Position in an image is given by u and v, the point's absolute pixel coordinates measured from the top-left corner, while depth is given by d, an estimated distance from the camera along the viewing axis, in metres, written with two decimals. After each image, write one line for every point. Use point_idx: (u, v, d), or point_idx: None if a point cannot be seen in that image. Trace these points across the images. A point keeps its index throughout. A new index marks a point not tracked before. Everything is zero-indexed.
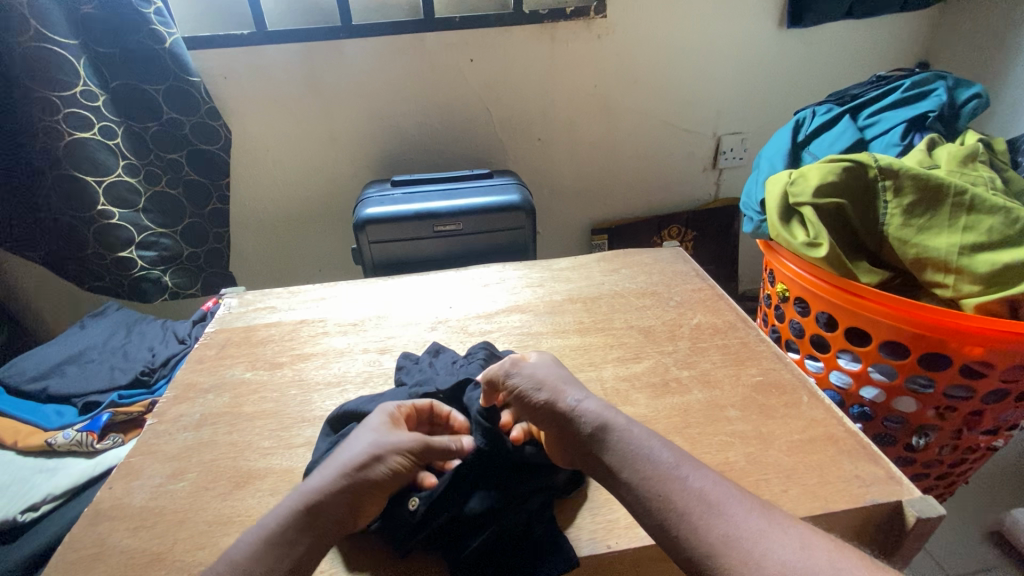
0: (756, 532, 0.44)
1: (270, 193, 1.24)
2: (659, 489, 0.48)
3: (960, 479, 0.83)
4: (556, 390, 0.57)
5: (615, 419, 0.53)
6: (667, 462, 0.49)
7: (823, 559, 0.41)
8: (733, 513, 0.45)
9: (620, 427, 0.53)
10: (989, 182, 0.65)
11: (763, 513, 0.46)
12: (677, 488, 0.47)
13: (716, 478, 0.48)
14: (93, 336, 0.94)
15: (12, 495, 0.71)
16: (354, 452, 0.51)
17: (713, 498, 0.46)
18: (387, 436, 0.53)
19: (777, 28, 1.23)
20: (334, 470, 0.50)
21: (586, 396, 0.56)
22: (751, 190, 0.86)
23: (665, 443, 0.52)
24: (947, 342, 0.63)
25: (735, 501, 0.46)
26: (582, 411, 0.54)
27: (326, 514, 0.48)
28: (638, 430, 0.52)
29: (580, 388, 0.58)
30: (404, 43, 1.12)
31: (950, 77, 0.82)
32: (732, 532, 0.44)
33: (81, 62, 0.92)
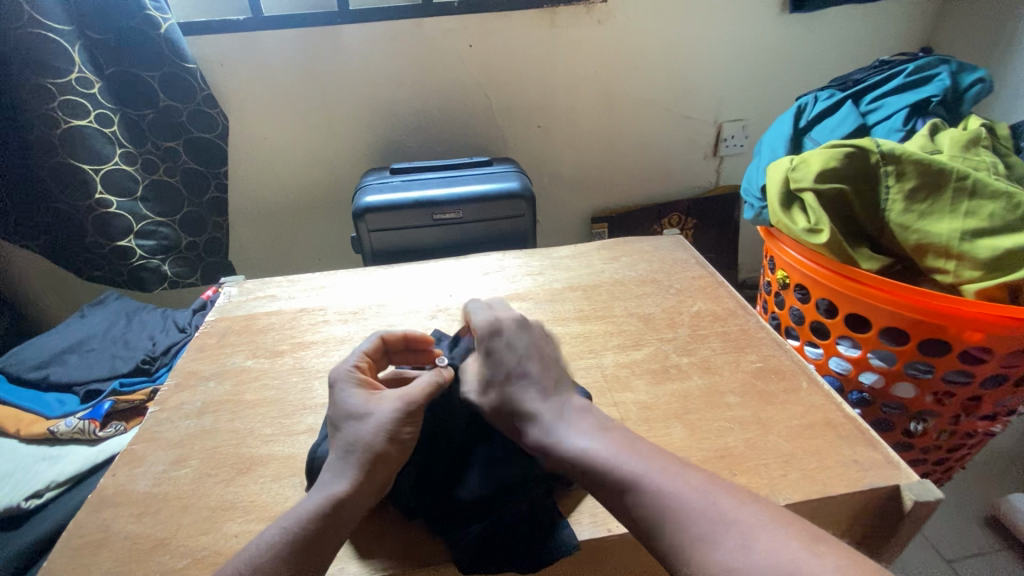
0: (696, 535, 0.44)
1: (269, 181, 1.24)
2: (614, 504, 0.49)
3: (958, 465, 0.84)
4: (508, 409, 0.57)
5: (561, 438, 0.53)
6: (617, 473, 0.49)
7: (762, 557, 0.41)
8: (679, 517, 0.45)
9: (565, 445, 0.52)
10: (991, 167, 0.65)
11: (707, 509, 0.45)
12: (631, 502, 0.48)
13: (665, 478, 0.48)
14: (93, 325, 0.95)
15: (16, 482, 0.72)
16: (362, 442, 0.53)
17: (661, 506, 0.46)
18: (379, 409, 0.55)
19: (780, 13, 1.22)
20: (354, 464, 0.52)
21: (534, 413, 0.56)
22: (753, 176, 0.85)
23: (618, 446, 0.51)
24: (946, 327, 0.64)
25: (680, 501, 0.46)
26: (531, 435, 0.54)
27: (349, 509, 0.51)
28: (593, 439, 0.52)
29: (530, 395, 0.57)
30: (403, 28, 1.11)
31: (954, 61, 0.82)
32: (679, 539, 0.45)
33: (75, 49, 0.91)
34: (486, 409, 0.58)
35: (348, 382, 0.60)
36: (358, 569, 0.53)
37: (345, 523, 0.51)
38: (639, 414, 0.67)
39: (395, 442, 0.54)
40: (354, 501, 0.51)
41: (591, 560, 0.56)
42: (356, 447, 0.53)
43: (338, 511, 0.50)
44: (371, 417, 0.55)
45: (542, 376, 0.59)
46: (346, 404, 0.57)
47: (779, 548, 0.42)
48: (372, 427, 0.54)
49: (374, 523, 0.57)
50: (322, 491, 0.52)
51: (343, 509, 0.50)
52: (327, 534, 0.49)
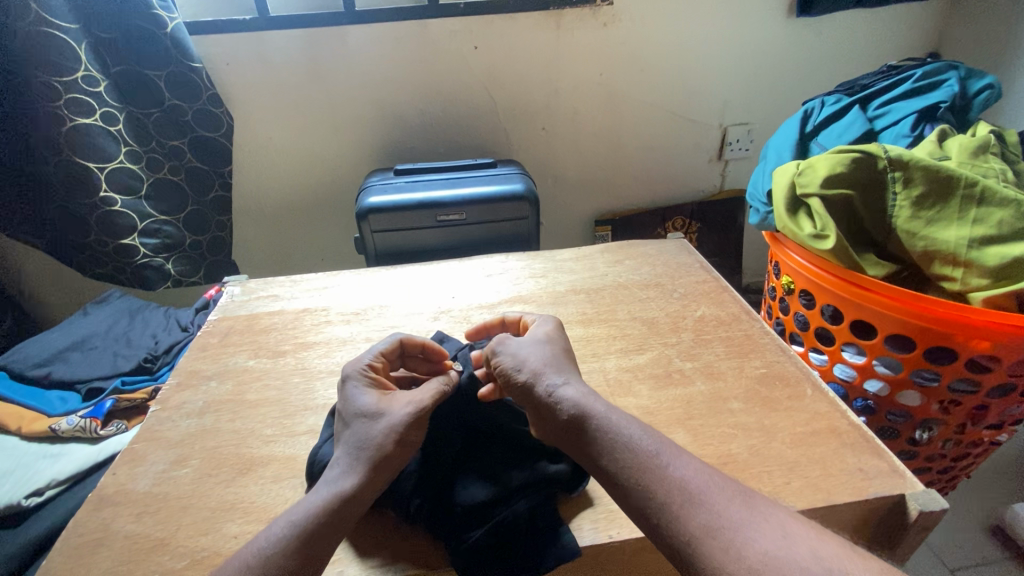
0: (737, 521, 0.44)
1: (272, 181, 1.24)
2: (635, 476, 0.49)
3: (962, 474, 0.83)
4: (541, 374, 0.58)
5: (594, 408, 0.54)
6: (649, 450, 0.50)
7: (804, 546, 0.42)
8: (717, 502, 0.46)
9: (597, 414, 0.53)
10: (1000, 174, 0.65)
11: (744, 501, 0.46)
12: (657, 476, 0.48)
13: (698, 467, 0.49)
14: (96, 323, 0.95)
15: (16, 480, 0.72)
16: (373, 441, 0.54)
17: (695, 489, 0.47)
18: (392, 411, 0.56)
19: (786, 17, 1.21)
20: (364, 463, 0.52)
21: (568, 385, 0.57)
22: (758, 181, 0.85)
23: (648, 431, 0.53)
24: (953, 335, 0.63)
25: (718, 491, 0.47)
26: (561, 399, 0.55)
27: (355, 505, 0.51)
28: (616, 417, 0.53)
29: (564, 372, 0.59)
30: (408, 29, 1.11)
31: (962, 67, 0.81)
32: (714, 522, 0.44)
33: (82, 47, 0.92)
34: (514, 371, 0.59)
35: (362, 382, 0.60)
36: (358, 571, 0.53)
37: (352, 518, 0.51)
38: (642, 419, 0.66)
39: (404, 444, 0.54)
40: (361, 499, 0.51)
41: (592, 566, 0.56)
42: (366, 445, 0.53)
43: (347, 507, 0.50)
44: (382, 419, 0.55)
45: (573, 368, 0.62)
46: (358, 403, 0.57)
47: (816, 543, 0.42)
48: (382, 428, 0.54)
49: (373, 526, 0.56)
50: (329, 487, 0.51)
51: (352, 506, 0.51)
52: (335, 531, 0.49)
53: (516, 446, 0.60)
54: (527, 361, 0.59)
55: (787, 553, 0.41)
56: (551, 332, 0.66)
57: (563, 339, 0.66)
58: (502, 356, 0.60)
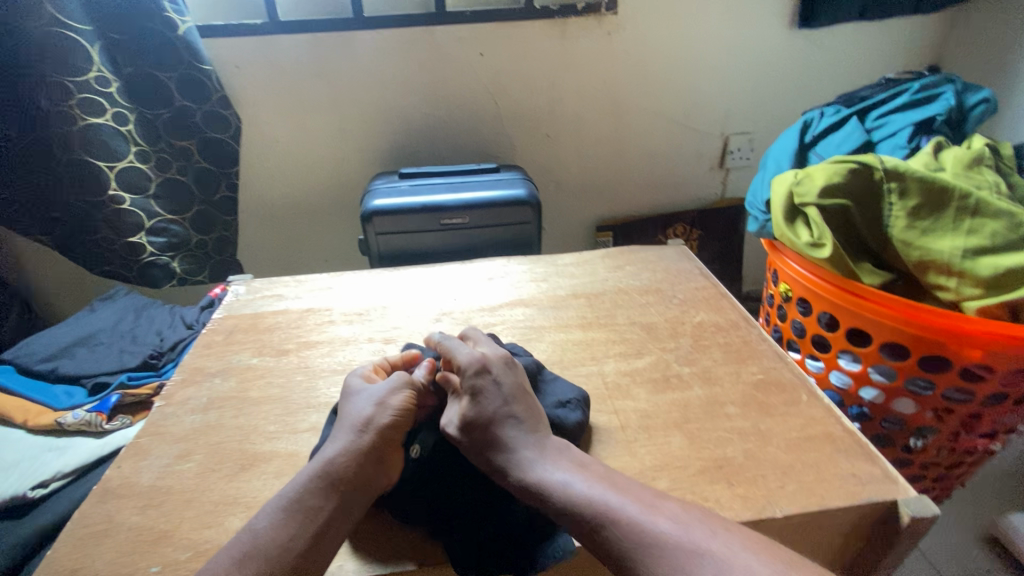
0: (675, 566, 0.45)
1: (278, 182, 1.25)
2: (587, 543, 0.50)
3: (957, 482, 0.83)
4: (484, 453, 0.57)
5: (535, 479, 0.54)
6: (590, 511, 0.50)
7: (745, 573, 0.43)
8: (659, 553, 0.46)
9: (542, 485, 0.53)
10: (993, 186, 0.66)
11: (685, 540, 0.47)
12: (609, 533, 0.49)
13: (641, 512, 0.49)
14: (103, 319, 0.96)
15: (21, 472, 0.73)
16: (358, 411, 0.59)
17: (637, 540, 0.47)
18: (376, 391, 0.61)
19: (788, 28, 1.23)
20: (350, 429, 0.57)
21: (510, 458, 0.56)
22: (757, 190, 0.86)
23: (591, 488, 0.52)
24: (946, 344, 0.64)
25: (659, 534, 0.47)
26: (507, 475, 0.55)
27: (342, 472, 0.54)
28: (560, 480, 0.53)
29: (505, 438, 0.57)
30: (416, 35, 1.12)
31: (959, 80, 0.82)
32: (657, 570, 0.46)
33: (95, 49, 0.93)
34: (463, 453, 0.58)
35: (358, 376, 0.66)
36: (358, 566, 0.53)
37: (346, 483, 0.54)
38: (639, 422, 0.67)
39: (386, 408, 0.59)
40: (348, 467, 0.54)
41: (588, 566, 0.56)
42: (353, 420, 0.58)
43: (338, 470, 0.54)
44: (368, 398, 0.61)
45: (517, 418, 0.59)
46: (349, 392, 0.63)
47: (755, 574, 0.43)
48: (366, 404, 0.60)
49: (373, 521, 0.57)
50: (319, 459, 0.56)
51: (344, 469, 0.54)
52: (324, 498, 0.52)
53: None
54: (467, 443, 0.58)
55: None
56: (486, 380, 0.61)
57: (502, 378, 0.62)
58: (447, 438, 0.60)
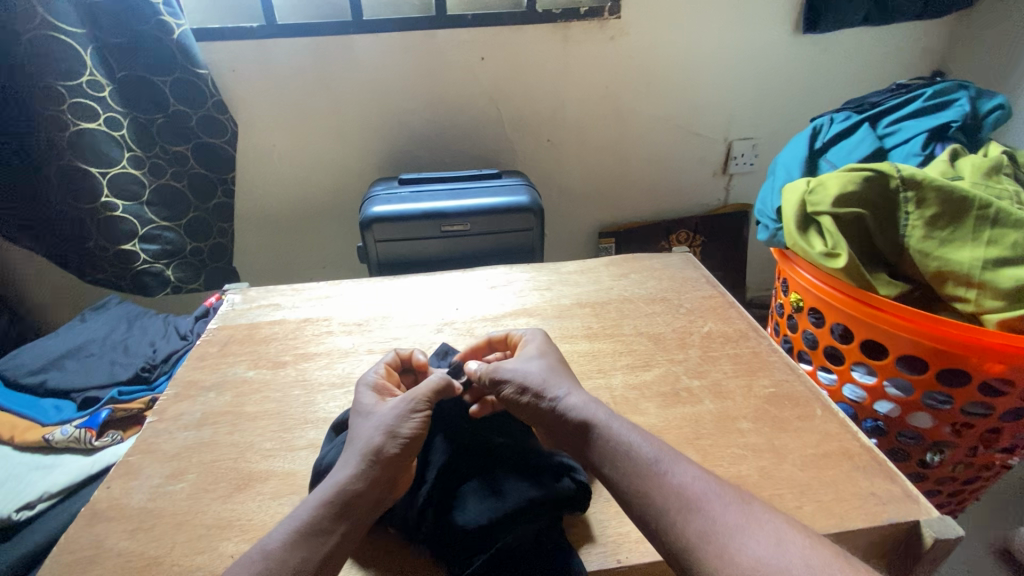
0: (731, 527, 0.44)
1: (276, 188, 1.23)
2: (638, 483, 0.49)
3: (973, 496, 0.81)
4: (542, 384, 0.58)
5: (596, 415, 0.55)
6: (649, 457, 0.50)
7: (797, 555, 0.42)
8: (708, 512, 0.46)
9: (601, 423, 0.54)
10: (1014, 196, 0.64)
11: (740, 507, 0.46)
12: (656, 484, 0.48)
13: (697, 474, 0.49)
14: (93, 330, 0.93)
15: (7, 492, 0.70)
16: (367, 434, 0.54)
17: (692, 496, 0.47)
18: (388, 412, 0.56)
19: (792, 33, 1.22)
20: (360, 454, 0.52)
21: (569, 393, 0.57)
22: (766, 197, 0.84)
23: (649, 439, 0.53)
24: (968, 358, 0.62)
25: (715, 497, 0.47)
26: (566, 408, 0.56)
27: (355, 499, 0.50)
28: (619, 425, 0.54)
29: (562, 381, 0.59)
30: (416, 39, 1.10)
31: (972, 86, 0.81)
32: (710, 528, 0.45)
33: (88, 52, 0.91)
34: (516, 386, 0.59)
35: (366, 391, 0.61)
36: None
37: (358, 508, 0.50)
38: None
39: (398, 435, 0.54)
40: (361, 493, 0.51)
41: None
42: (364, 442, 0.54)
43: (349, 495, 0.50)
44: (378, 418, 0.56)
45: (569, 375, 0.62)
46: (358, 411, 0.59)
47: (809, 551, 0.42)
48: (378, 427, 0.55)
49: (376, 543, 0.55)
50: (327, 483, 0.51)
51: (354, 494, 0.50)
52: (337, 524, 0.49)
53: (522, 458, 0.58)
54: (528, 376, 0.59)
55: (780, 561, 0.41)
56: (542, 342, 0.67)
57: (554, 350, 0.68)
58: (501, 372, 0.60)
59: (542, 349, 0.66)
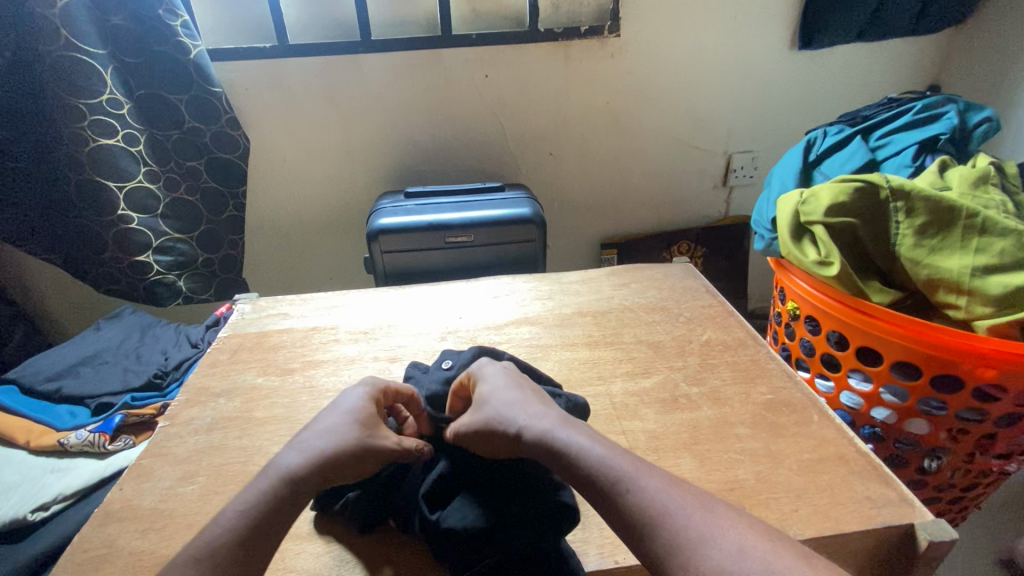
0: (695, 537, 0.44)
1: (286, 202, 1.26)
2: (610, 504, 0.49)
3: (973, 504, 0.82)
4: (500, 420, 0.57)
5: (557, 437, 0.54)
6: (612, 474, 0.50)
7: (757, 560, 0.42)
8: (676, 524, 0.46)
9: (562, 442, 0.53)
10: (1000, 206, 0.66)
11: (702, 516, 0.46)
12: (622, 499, 0.48)
13: (661, 486, 0.49)
14: (107, 338, 0.96)
15: (24, 493, 0.72)
16: (369, 415, 0.57)
17: (656, 510, 0.47)
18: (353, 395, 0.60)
19: (788, 49, 1.25)
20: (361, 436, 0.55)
21: (526, 418, 0.56)
22: (762, 208, 0.86)
23: (612, 449, 0.52)
24: (958, 363, 0.63)
25: (679, 506, 0.47)
26: (527, 435, 0.55)
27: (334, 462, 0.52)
28: (580, 442, 0.53)
29: (518, 405, 0.58)
30: (422, 57, 1.14)
31: (961, 100, 0.83)
32: (674, 541, 0.45)
33: (108, 71, 0.94)
34: (478, 433, 0.57)
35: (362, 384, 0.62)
36: None
37: (337, 474, 0.53)
38: (648, 443, 0.66)
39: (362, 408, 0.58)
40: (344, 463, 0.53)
41: None
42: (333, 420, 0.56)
43: (338, 459, 0.52)
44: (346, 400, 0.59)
45: (526, 390, 0.61)
46: (345, 397, 0.59)
47: (774, 557, 0.42)
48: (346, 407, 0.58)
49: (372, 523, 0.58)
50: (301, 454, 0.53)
51: (340, 458, 0.53)
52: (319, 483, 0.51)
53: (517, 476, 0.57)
54: (484, 413, 0.58)
55: (740, 571, 0.41)
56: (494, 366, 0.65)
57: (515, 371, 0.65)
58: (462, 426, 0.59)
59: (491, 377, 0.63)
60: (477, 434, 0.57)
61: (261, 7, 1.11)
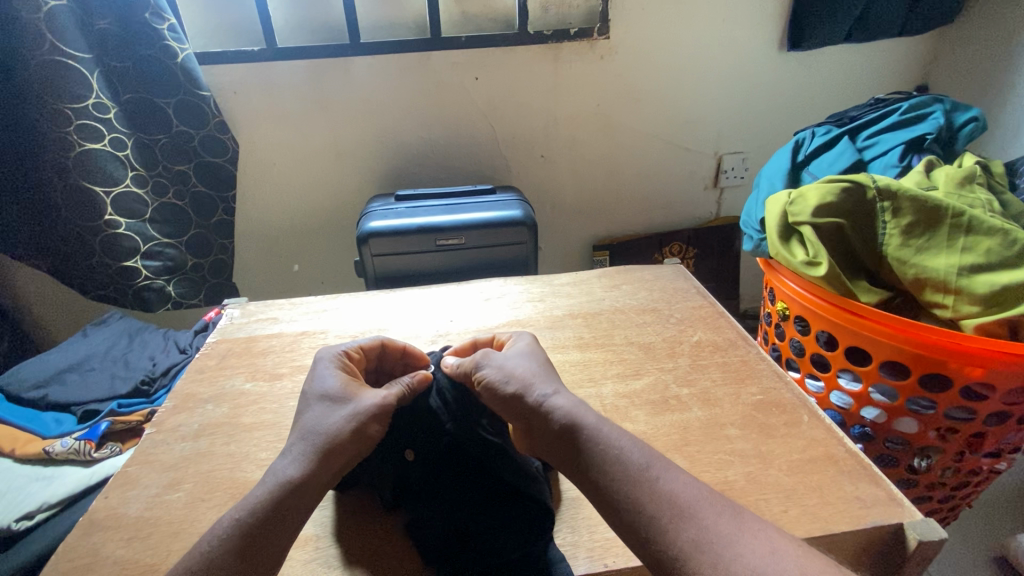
0: (726, 537, 0.45)
1: (276, 206, 1.26)
2: (627, 489, 0.49)
3: (964, 503, 0.82)
4: (528, 384, 0.58)
5: (582, 416, 0.54)
6: (639, 464, 0.50)
7: (790, 562, 0.42)
8: (707, 519, 0.46)
9: (587, 423, 0.54)
10: (986, 205, 0.66)
11: (734, 516, 0.47)
12: (647, 488, 0.48)
13: (688, 482, 0.49)
14: (95, 344, 0.95)
15: (7, 503, 0.71)
16: (348, 389, 0.59)
17: (684, 503, 0.47)
18: (317, 382, 0.61)
19: (777, 51, 1.25)
20: (349, 409, 0.57)
21: (556, 392, 0.57)
22: (751, 209, 0.86)
23: (638, 442, 0.53)
24: (947, 362, 0.63)
25: (706, 505, 0.47)
26: (551, 405, 0.55)
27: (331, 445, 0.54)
28: (607, 428, 0.54)
29: (550, 382, 0.59)
30: (411, 61, 1.14)
31: (947, 100, 0.83)
32: (703, 537, 0.45)
33: (94, 76, 0.94)
34: (501, 384, 0.59)
35: (327, 361, 0.64)
36: None
37: (344, 455, 0.55)
38: None
39: (332, 393, 0.59)
40: (344, 441, 0.55)
41: None
42: (314, 413, 0.58)
43: (339, 441, 0.55)
44: (315, 390, 0.60)
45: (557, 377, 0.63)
46: (317, 380, 0.61)
47: (804, 559, 0.43)
48: (319, 396, 0.59)
49: (361, 516, 0.59)
50: (296, 453, 0.54)
51: (343, 435, 0.55)
52: (328, 465, 0.54)
53: (497, 484, 0.58)
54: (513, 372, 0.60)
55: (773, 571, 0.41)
56: (533, 345, 0.67)
57: (544, 351, 0.68)
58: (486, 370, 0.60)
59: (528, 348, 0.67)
60: (502, 384, 0.59)
61: (248, 11, 1.11)
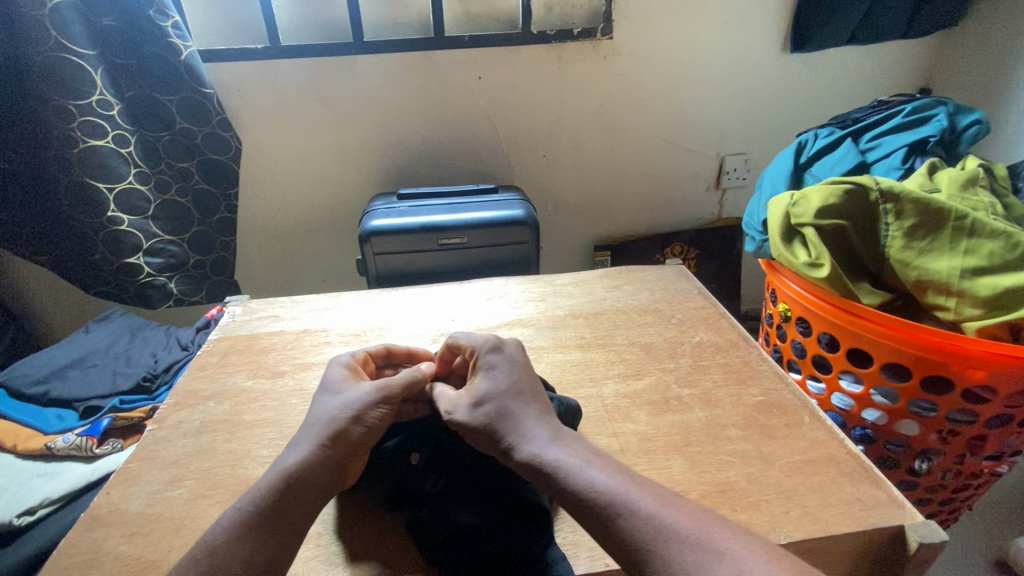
0: (689, 566, 0.44)
1: (278, 204, 1.26)
2: (600, 529, 0.48)
3: (964, 505, 0.82)
4: (494, 431, 0.56)
5: (547, 460, 0.52)
6: (606, 502, 0.48)
7: None
8: (669, 549, 0.45)
9: (552, 468, 0.52)
10: (989, 207, 0.66)
11: (699, 540, 0.45)
12: (614, 527, 0.47)
13: (655, 507, 0.48)
14: (97, 340, 0.95)
15: (9, 498, 0.71)
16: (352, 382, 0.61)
17: (647, 535, 0.46)
18: (323, 380, 0.62)
19: (781, 52, 1.25)
20: (349, 398, 0.58)
21: (520, 436, 0.55)
22: (754, 210, 0.86)
23: (606, 474, 0.51)
24: (948, 365, 0.63)
25: (669, 534, 0.46)
26: (517, 455, 0.54)
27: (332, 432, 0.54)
28: (573, 466, 0.51)
29: (516, 416, 0.56)
30: (414, 59, 1.14)
31: (950, 102, 0.83)
32: (669, 567, 0.44)
33: (98, 72, 0.94)
34: (472, 436, 0.58)
35: (334, 362, 0.66)
36: None
37: (347, 443, 0.55)
38: (639, 446, 0.66)
39: (336, 388, 0.60)
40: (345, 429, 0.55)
41: None
42: (319, 407, 0.59)
43: (340, 428, 0.55)
44: (322, 387, 0.61)
45: (526, 396, 0.59)
46: (324, 378, 0.63)
47: None
48: (323, 392, 0.60)
49: (363, 514, 0.59)
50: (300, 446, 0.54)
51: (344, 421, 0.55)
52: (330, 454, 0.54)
53: (496, 484, 0.58)
54: (475, 421, 0.57)
55: None
56: (494, 359, 0.62)
57: (510, 356, 0.63)
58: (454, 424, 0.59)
59: (489, 366, 0.62)
60: (472, 437, 0.58)
61: (252, 8, 1.10)
